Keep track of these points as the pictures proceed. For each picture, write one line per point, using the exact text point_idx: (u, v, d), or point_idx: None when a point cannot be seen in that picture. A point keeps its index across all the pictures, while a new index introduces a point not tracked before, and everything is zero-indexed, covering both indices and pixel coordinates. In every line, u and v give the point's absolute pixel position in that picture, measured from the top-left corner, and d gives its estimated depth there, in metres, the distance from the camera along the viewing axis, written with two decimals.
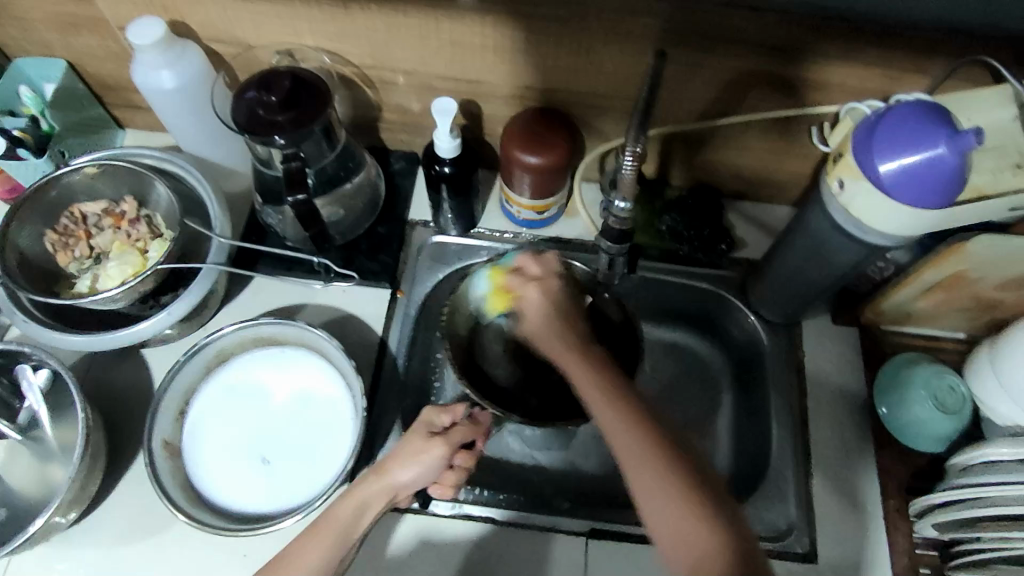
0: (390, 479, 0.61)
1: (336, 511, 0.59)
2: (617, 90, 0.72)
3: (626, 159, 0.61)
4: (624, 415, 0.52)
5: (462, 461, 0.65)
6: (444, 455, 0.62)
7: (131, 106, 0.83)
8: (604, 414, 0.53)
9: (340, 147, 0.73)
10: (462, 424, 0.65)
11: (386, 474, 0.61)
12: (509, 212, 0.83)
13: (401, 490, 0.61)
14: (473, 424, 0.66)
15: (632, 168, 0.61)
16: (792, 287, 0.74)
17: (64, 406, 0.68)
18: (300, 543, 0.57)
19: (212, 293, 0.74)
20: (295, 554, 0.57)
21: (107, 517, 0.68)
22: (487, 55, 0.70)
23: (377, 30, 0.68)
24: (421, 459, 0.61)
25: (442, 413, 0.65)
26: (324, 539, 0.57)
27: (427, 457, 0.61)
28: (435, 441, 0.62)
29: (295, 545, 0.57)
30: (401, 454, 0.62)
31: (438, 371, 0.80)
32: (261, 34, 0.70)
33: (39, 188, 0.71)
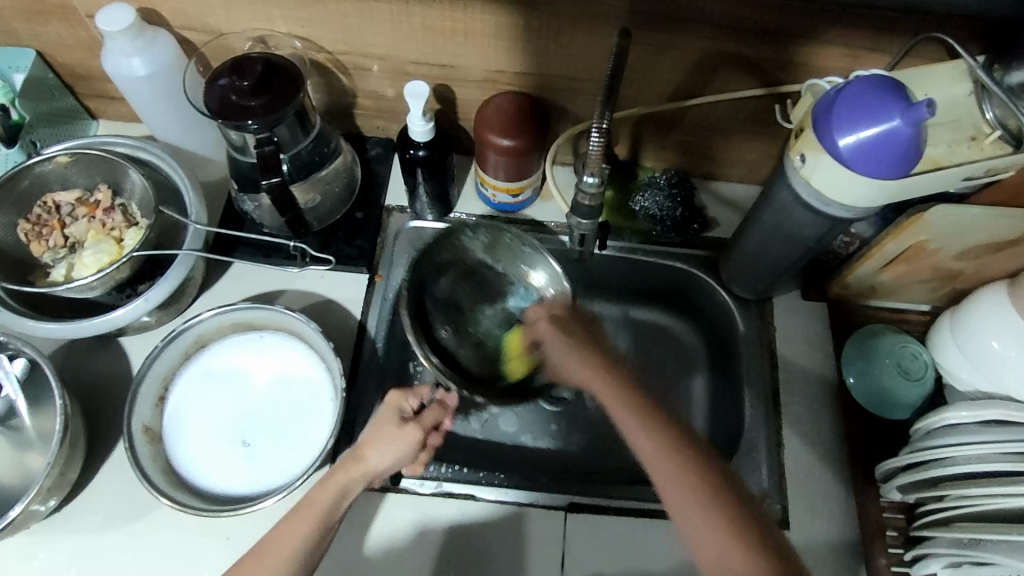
0: (370, 465, 0.61)
1: (313, 498, 0.58)
2: (587, 73, 0.74)
3: (593, 137, 0.60)
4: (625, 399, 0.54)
5: (432, 441, 0.68)
6: (418, 441, 0.63)
7: (103, 95, 0.82)
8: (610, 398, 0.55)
9: (316, 132, 0.74)
10: (431, 406, 0.67)
11: (364, 460, 0.61)
12: (484, 195, 0.84)
13: (376, 477, 0.62)
14: (441, 406, 0.68)
15: (599, 146, 0.61)
16: (760, 262, 0.76)
17: (42, 395, 0.68)
18: (283, 528, 0.56)
19: (189, 280, 0.74)
20: (273, 544, 0.55)
21: (90, 503, 0.68)
22: (458, 38, 0.71)
23: (349, 13, 0.69)
24: (396, 445, 0.62)
25: (409, 397, 0.67)
26: (307, 521, 0.57)
27: (400, 443, 0.63)
28: (409, 428, 0.63)
29: (276, 530, 0.57)
30: (377, 440, 0.62)
31: (418, 356, 0.81)
32: (232, 20, 0.70)
33: (12, 176, 0.71)
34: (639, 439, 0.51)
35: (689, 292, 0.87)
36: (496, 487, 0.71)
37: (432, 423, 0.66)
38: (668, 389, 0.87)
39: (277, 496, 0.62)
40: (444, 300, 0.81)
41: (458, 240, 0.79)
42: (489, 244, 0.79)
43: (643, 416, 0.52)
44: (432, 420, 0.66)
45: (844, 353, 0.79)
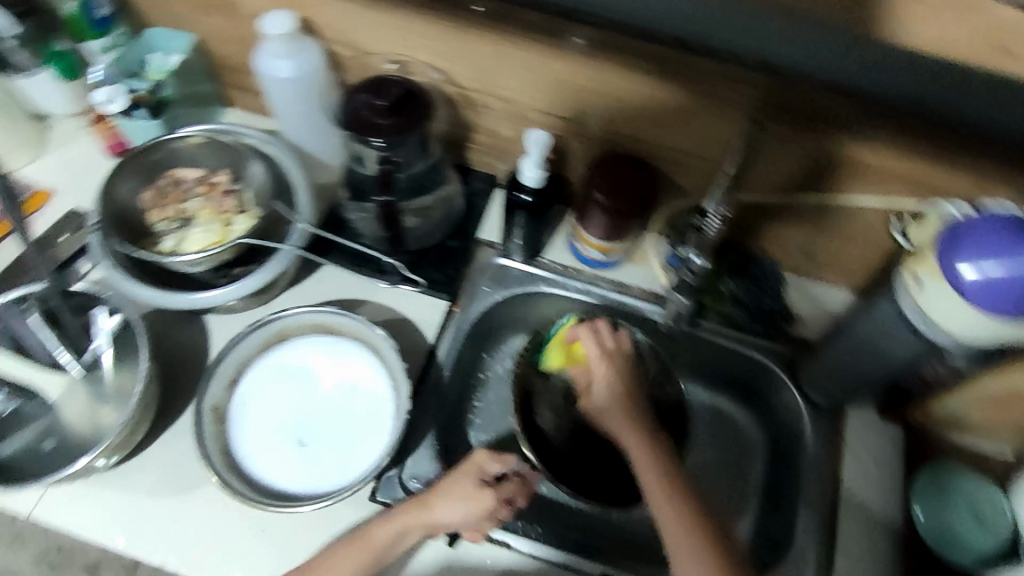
0: (432, 515, 0.63)
1: (373, 535, 0.63)
2: (705, 151, 0.74)
3: (711, 219, 0.70)
4: (657, 470, 0.66)
5: (501, 515, 0.64)
6: (490, 506, 0.63)
7: (243, 88, 0.88)
8: (643, 464, 0.67)
9: (433, 159, 0.77)
10: (511, 478, 0.66)
11: (429, 510, 0.63)
12: (575, 248, 0.85)
13: (437, 528, 0.63)
14: (521, 482, 0.67)
15: (716, 227, 0.70)
16: (845, 371, 0.74)
17: (126, 353, 0.71)
18: (337, 553, 0.62)
19: (286, 274, 0.77)
20: (329, 564, 0.62)
21: (145, 467, 0.70)
22: (586, 95, 0.73)
23: (489, 56, 0.72)
24: (464, 504, 0.63)
25: (494, 462, 0.66)
26: (359, 552, 0.62)
27: (472, 505, 0.63)
28: (485, 492, 0.63)
29: (331, 553, 0.62)
30: (447, 494, 0.63)
31: (478, 390, 0.84)
32: (380, 41, 0.75)
33: (147, 148, 0.76)
34: (663, 508, 0.63)
35: (762, 384, 0.85)
36: (535, 543, 0.70)
37: (509, 497, 0.65)
38: (719, 477, 0.85)
39: (318, 504, 0.63)
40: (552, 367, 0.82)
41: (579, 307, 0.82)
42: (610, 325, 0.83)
43: (669, 490, 0.64)
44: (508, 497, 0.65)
45: (916, 485, 0.75)
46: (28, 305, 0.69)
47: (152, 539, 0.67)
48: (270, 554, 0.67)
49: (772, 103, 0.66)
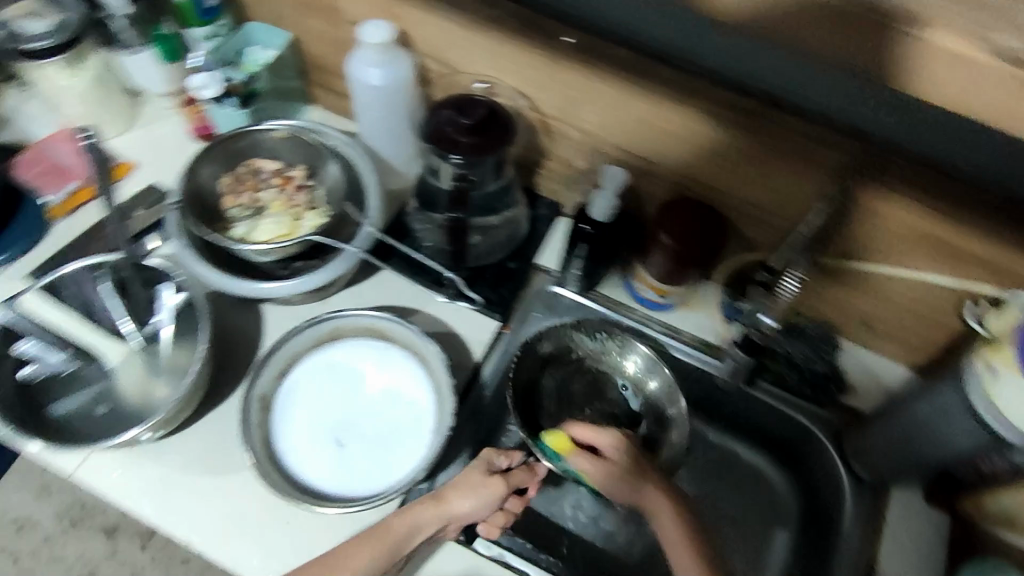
0: (449, 507, 0.65)
1: (391, 527, 0.62)
2: (780, 208, 0.74)
3: (789, 281, 0.66)
4: (674, 519, 0.66)
5: (511, 505, 0.70)
6: (501, 493, 0.67)
7: (331, 89, 0.91)
8: (659, 514, 0.67)
9: (504, 181, 0.77)
10: (518, 468, 0.70)
11: (445, 503, 0.65)
12: (631, 286, 0.84)
13: (453, 521, 0.65)
14: (529, 471, 0.71)
15: (793, 291, 0.67)
16: (896, 451, 0.71)
17: (186, 330, 0.73)
18: (350, 548, 0.62)
19: (347, 274, 0.78)
20: (342, 558, 0.61)
21: (185, 444, 0.72)
22: (665, 137, 0.73)
23: (575, 87, 0.73)
24: (481, 493, 0.66)
25: (501, 456, 0.70)
26: (377, 545, 0.61)
27: (487, 493, 0.66)
28: (496, 479, 0.67)
29: (344, 550, 0.62)
30: (461, 487, 0.66)
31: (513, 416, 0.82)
32: (470, 59, 0.77)
33: (233, 135, 0.79)
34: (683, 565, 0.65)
35: (806, 450, 0.83)
36: None
37: (520, 485, 0.70)
38: (744, 538, 0.84)
39: (343, 509, 0.64)
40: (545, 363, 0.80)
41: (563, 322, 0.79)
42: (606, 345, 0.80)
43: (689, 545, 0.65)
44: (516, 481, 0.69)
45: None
46: (98, 274, 0.72)
47: (183, 516, 0.68)
48: (292, 548, 0.67)
49: (870, 164, 0.64)
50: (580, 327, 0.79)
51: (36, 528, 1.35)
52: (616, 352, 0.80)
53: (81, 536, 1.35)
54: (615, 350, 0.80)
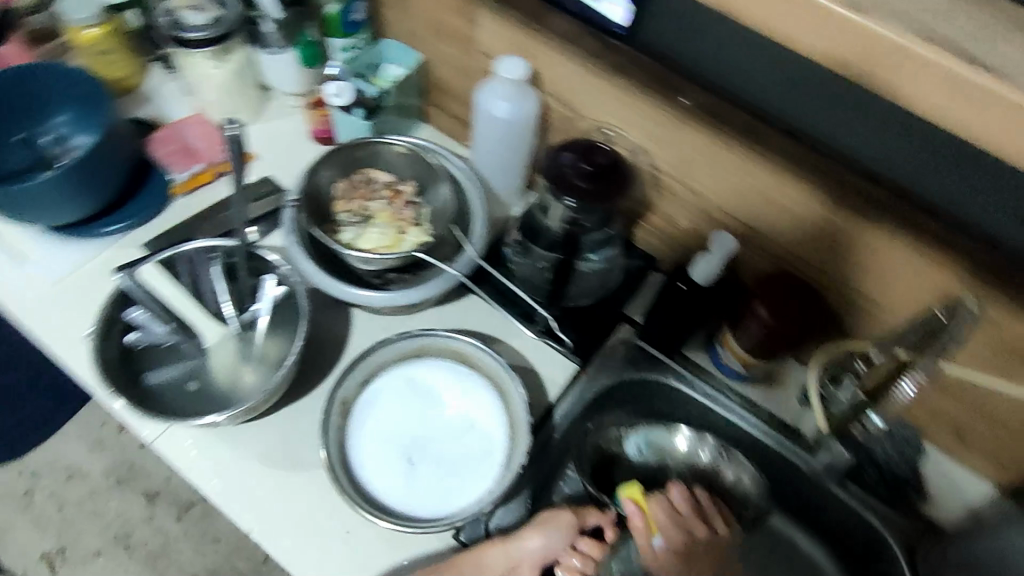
0: (517, 543, 0.67)
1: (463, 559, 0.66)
2: (889, 301, 0.72)
3: (907, 387, 0.68)
4: None
5: (587, 547, 0.70)
6: (570, 523, 0.68)
7: (448, 112, 0.94)
8: None
9: (610, 230, 0.79)
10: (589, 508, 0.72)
11: (514, 540, 0.67)
12: (716, 353, 0.83)
13: (523, 559, 0.67)
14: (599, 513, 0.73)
15: (910, 394, 0.68)
16: None
17: (282, 323, 0.76)
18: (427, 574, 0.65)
19: (440, 295, 0.79)
20: None
21: (262, 433, 0.74)
22: (777, 211, 0.73)
23: (695, 147, 0.73)
24: (550, 529, 0.68)
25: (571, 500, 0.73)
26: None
27: (557, 527, 0.68)
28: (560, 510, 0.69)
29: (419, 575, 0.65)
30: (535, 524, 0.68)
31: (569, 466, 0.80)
32: (593, 105, 0.78)
33: (356, 144, 0.83)
34: None
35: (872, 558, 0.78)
36: None
37: (590, 523, 0.71)
38: None
39: (398, 526, 0.64)
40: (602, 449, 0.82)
41: (608, 371, 0.80)
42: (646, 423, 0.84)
43: None
44: (585, 518, 0.71)
45: None
46: (213, 257, 0.77)
47: (254, 506, 0.70)
48: (349, 557, 0.68)
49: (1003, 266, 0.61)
50: (619, 386, 0.80)
51: (85, 480, 1.39)
52: (663, 433, 0.83)
53: (124, 496, 1.39)
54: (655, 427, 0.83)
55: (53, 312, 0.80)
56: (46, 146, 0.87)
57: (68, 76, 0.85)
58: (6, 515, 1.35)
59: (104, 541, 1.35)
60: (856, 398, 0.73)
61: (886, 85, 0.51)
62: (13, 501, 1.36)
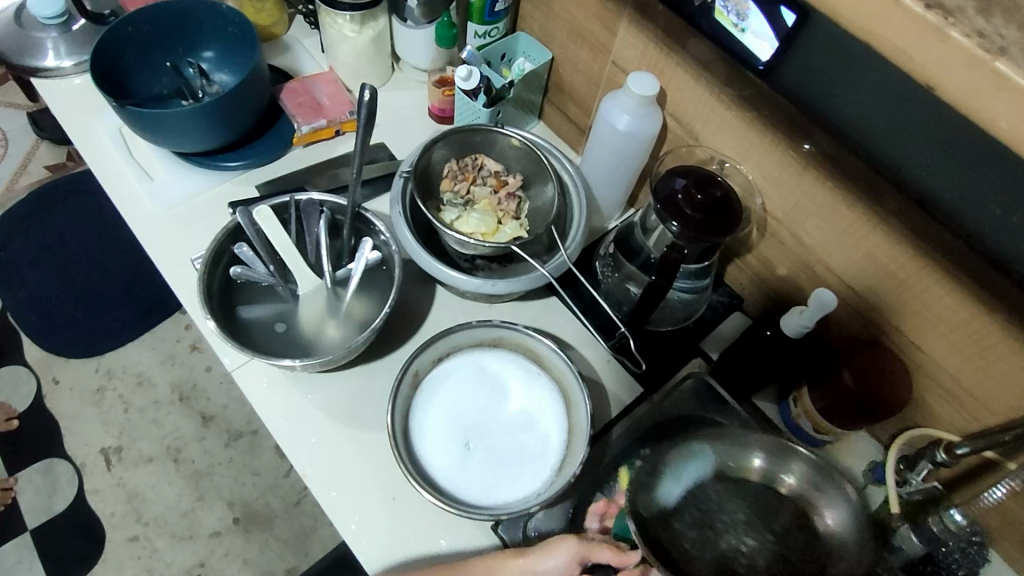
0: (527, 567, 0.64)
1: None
2: (983, 393, 0.69)
3: (1000, 487, 0.69)
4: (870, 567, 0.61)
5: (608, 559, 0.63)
6: (571, 546, 0.64)
7: (565, 114, 0.95)
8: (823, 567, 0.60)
9: (707, 264, 0.77)
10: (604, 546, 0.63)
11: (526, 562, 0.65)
12: (786, 409, 0.81)
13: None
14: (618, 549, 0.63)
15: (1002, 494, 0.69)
16: None
17: (372, 285, 0.79)
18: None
19: (526, 291, 0.80)
20: None
21: (333, 386, 0.79)
22: (887, 281, 0.70)
23: (814, 198, 0.72)
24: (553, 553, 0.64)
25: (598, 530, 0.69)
26: None
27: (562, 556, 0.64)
28: (569, 538, 0.64)
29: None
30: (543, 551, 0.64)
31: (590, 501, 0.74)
32: (716, 137, 0.77)
33: (473, 129, 0.84)
34: None
35: None
36: None
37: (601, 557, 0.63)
38: None
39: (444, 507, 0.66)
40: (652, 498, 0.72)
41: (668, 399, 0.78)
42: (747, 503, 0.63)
43: None
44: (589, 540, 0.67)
45: None
46: (323, 209, 0.79)
47: (319, 458, 0.75)
48: (391, 522, 0.73)
49: None
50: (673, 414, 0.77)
51: (152, 389, 1.48)
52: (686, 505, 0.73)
53: (182, 412, 1.47)
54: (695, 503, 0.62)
55: (170, 233, 0.86)
56: (190, 77, 0.92)
57: (220, 14, 0.89)
58: (78, 406, 1.46)
59: (157, 449, 1.43)
60: (929, 484, 0.72)
61: (973, 116, 0.36)
62: (86, 394, 1.46)
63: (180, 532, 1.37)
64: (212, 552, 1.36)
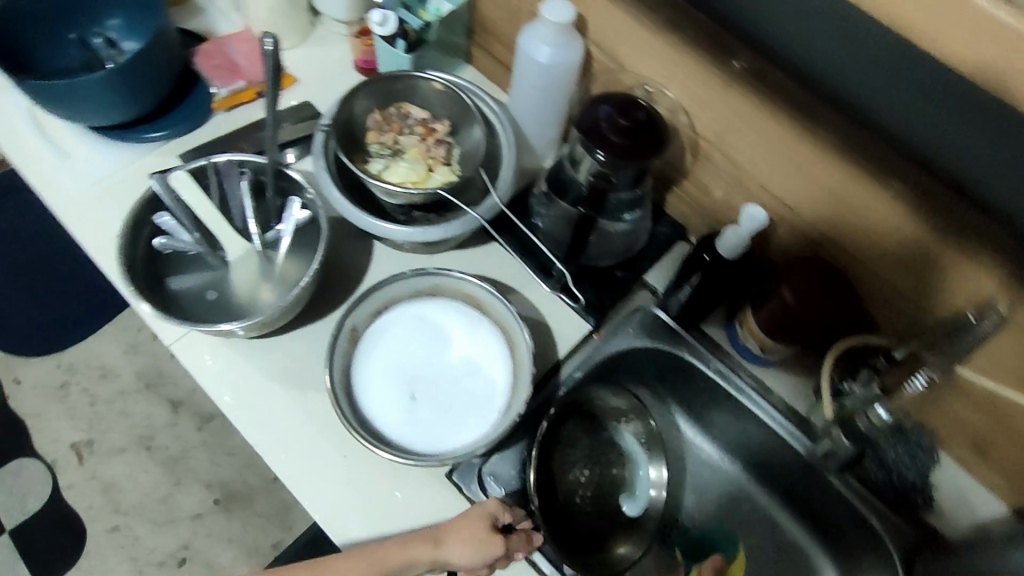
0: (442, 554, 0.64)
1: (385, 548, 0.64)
2: (915, 295, 0.69)
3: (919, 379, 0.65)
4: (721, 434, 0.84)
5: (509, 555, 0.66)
6: (499, 554, 0.63)
7: (493, 55, 0.92)
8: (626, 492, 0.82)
9: (640, 191, 0.75)
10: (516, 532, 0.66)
11: (442, 548, 0.64)
12: (734, 332, 0.81)
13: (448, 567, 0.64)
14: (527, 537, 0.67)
15: (920, 388, 0.65)
16: None
17: (302, 246, 0.77)
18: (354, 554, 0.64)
19: (462, 237, 0.79)
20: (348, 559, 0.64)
21: (275, 350, 0.77)
22: (818, 192, 0.69)
23: (739, 114, 0.70)
24: (474, 548, 0.63)
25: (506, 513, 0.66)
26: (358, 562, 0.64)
27: (479, 547, 0.63)
28: (490, 533, 0.64)
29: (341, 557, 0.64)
30: (459, 536, 0.64)
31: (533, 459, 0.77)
32: (639, 61, 0.75)
33: (393, 75, 0.81)
34: None
35: (864, 550, 0.76)
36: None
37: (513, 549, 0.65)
38: None
39: (397, 458, 0.65)
40: (565, 434, 0.82)
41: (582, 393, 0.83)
42: (592, 448, 0.83)
43: None
44: (496, 516, 0.65)
45: None
46: (243, 170, 0.76)
47: (265, 423, 0.74)
48: (342, 478, 0.72)
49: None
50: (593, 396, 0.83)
51: (116, 379, 1.46)
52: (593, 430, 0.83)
53: (150, 400, 1.46)
54: (561, 442, 0.81)
55: (93, 210, 0.83)
56: (98, 48, 0.88)
57: None
58: (42, 403, 1.43)
59: (128, 439, 1.42)
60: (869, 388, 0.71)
61: None
62: (50, 391, 1.44)
63: (160, 518, 1.37)
64: (195, 534, 1.36)
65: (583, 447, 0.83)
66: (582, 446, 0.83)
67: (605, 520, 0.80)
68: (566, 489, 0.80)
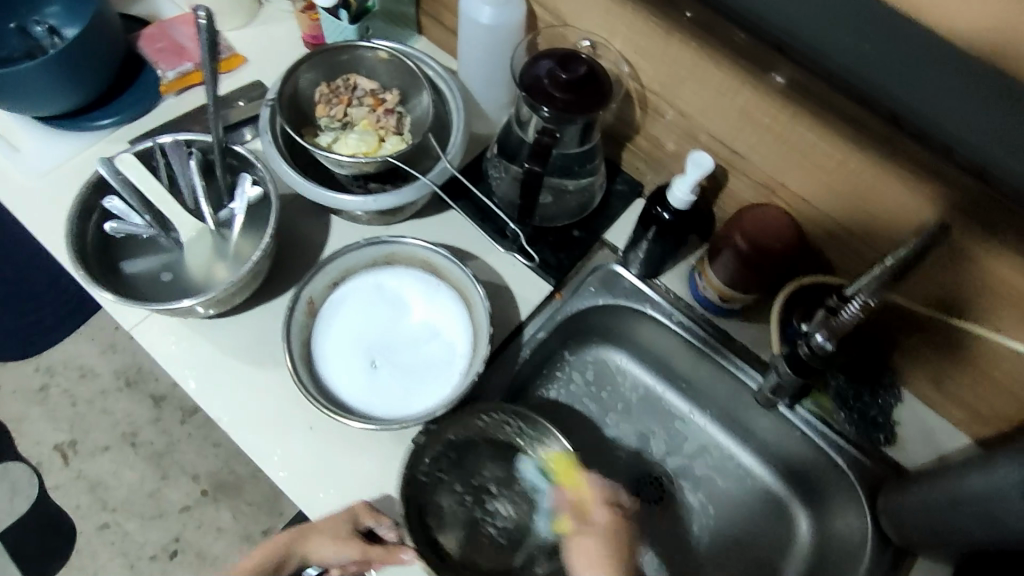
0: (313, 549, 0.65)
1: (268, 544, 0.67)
2: (862, 231, 0.69)
3: (852, 304, 0.61)
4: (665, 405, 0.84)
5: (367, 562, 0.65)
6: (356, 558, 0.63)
7: (442, 23, 0.91)
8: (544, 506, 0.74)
9: (590, 147, 0.75)
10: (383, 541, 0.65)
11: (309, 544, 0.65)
12: (694, 283, 0.81)
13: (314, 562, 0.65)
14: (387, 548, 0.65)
15: (853, 314, 0.61)
16: (924, 530, 0.65)
17: (256, 223, 0.77)
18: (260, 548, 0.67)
19: (417, 205, 0.79)
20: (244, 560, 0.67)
21: (237, 328, 0.77)
22: (764, 136, 0.69)
23: (681, 63, 0.70)
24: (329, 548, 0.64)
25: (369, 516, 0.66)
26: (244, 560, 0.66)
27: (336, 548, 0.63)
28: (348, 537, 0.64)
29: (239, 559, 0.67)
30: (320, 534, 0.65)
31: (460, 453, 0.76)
32: (583, 16, 0.75)
33: (338, 47, 0.80)
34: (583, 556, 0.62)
35: (832, 488, 0.78)
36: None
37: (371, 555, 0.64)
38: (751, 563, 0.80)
39: (363, 424, 0.65)
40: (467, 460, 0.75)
41: (482, 422, 0.74)
42: (505, 472, 0.76)
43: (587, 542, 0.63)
44: (358, 519, 0.66)
45: None
46: (190, 150, 0.76)
47: (229, 401, 0.74)
48: (309, 449, 0.73)
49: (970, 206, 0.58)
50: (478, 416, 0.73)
51: (96, 378, 1.46)
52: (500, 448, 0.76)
53: (131, 397, 1.46)
54: (466, 468, 0.75)
55: (46, 201, 0.82)
56: (39, 37, 0.87)
57: None
58: (21, 407, 1.42)
59: (112, 437, 1.42)
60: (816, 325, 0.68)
61: None
62: (29, 395, 1.43)
63: (148, 513, 1.37)
64: (185, 527, 1.37)
65: (492, 469, 0.76)
66: (491, 471, 0.76)
67: (521, 551, 0.73)
68: (476, 519, 0.74)
